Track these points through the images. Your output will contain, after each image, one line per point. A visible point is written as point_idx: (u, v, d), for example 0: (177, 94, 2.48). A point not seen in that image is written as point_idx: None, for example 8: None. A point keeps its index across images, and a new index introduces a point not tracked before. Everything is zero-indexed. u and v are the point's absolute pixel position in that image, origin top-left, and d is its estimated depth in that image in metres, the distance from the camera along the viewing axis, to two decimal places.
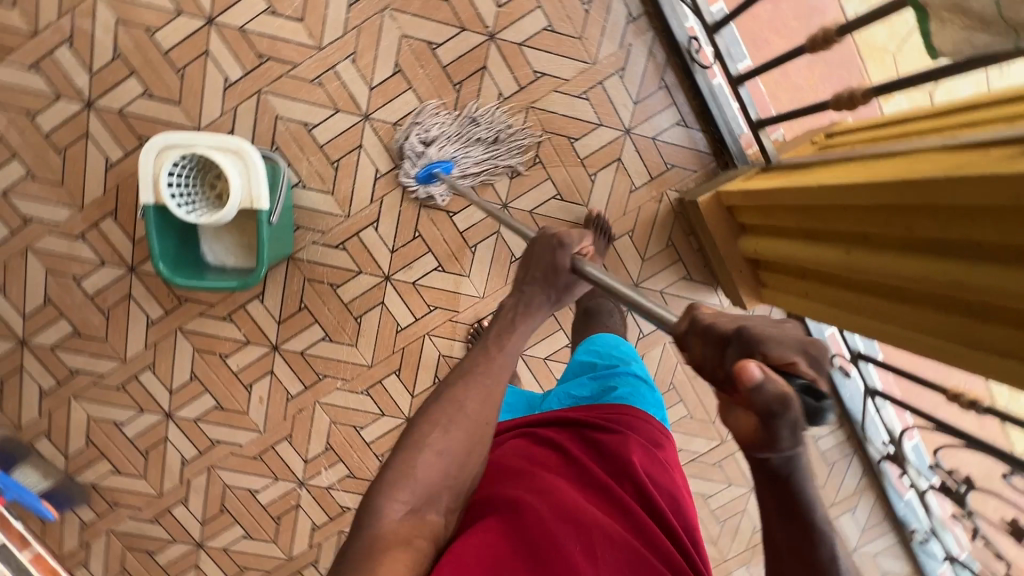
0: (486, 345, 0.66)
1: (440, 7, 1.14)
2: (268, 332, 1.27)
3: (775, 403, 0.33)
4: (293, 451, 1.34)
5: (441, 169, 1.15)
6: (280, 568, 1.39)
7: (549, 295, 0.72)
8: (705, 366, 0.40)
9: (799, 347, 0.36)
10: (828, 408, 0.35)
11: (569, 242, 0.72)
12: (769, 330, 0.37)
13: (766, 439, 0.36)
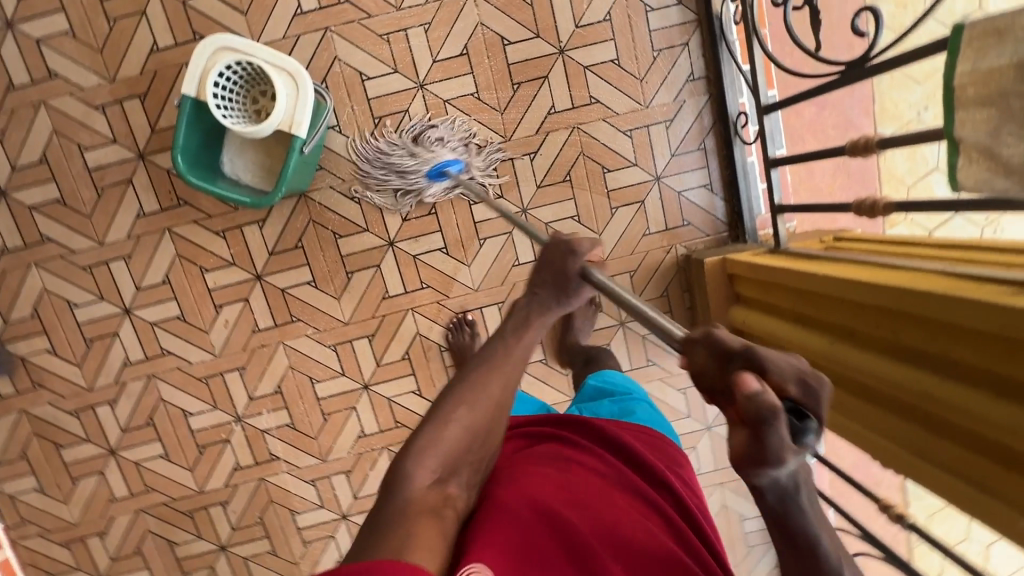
0: (504, 333, 0.67)
1: (522, 8, 1.17)
2: (256, 259, 1.25)
3: (761, 408, 0.36)
4: (241, 385, 1.30)
5: (452, 168, 1.18)
6: (188, 499, 1.34)
7: (555, 300, 0.70)
8: (706, 376, 0.43)
9: (794, 375, 0.40)
10: (811, 429, 0.38)
11: (581, 250, 0.70)
12: (773, 355, 0.40)
13: (751, 451, 0.37)
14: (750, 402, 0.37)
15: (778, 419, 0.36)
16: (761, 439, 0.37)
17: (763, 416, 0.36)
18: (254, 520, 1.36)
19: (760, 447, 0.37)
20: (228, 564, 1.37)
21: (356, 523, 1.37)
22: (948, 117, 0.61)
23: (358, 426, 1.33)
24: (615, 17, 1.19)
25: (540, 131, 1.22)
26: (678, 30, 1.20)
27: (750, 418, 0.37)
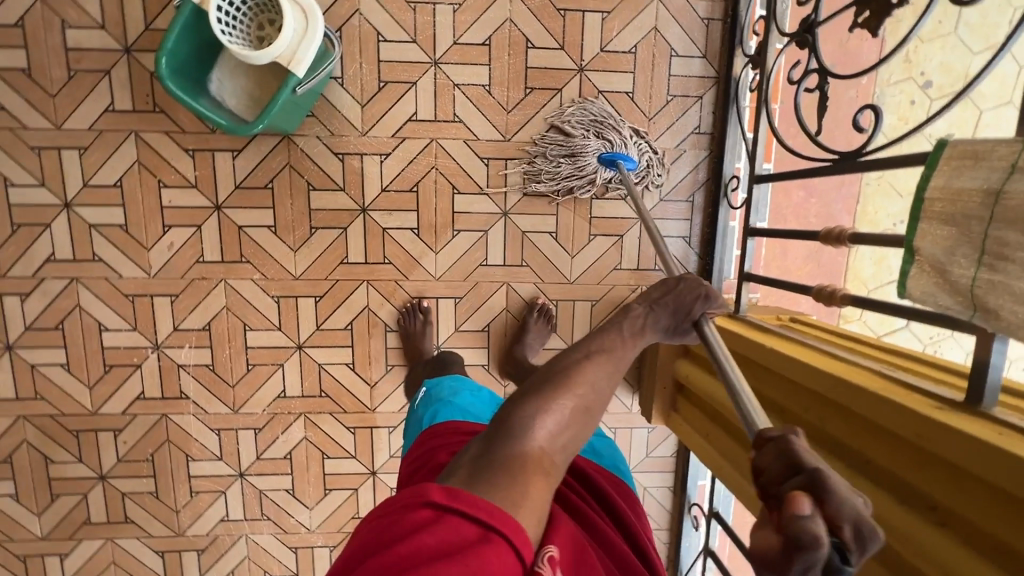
0: (620, 330, 0.68)
1: (555, 17, 1.17)
2: (219, 188, 1.18)
3: (803, 534, 0.35)
4: (168, 312, 1.22)
5: (624, 160, 1.09)
6: (78, 417, 1.25)
7: (667, 329, 0.72)
8: (769, 482, 0.41)
9: (851, 517, 0.38)
10: (842, 574, 0.37)
11: (712, 300, 0.74)
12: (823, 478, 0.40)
13: (772, 558, 0.36)
14: (802, 526, 0.36)
15: (823, 552, 0.35)
16: (790, 553, 0.36)
17: (810, 541, 0.35)
18: (144, 456, 1.28)
19: (784, 560, 0.36)
20: (102, 495, 1.28)
21: (252, 484, 1.31)
22: (913, 227, 0.63)
23: (280, 386, 1.27)
24: (640, 52, 1.19)
25: (540, 141, 1.21)
26: (696, 82, 1.21)
27: (797, 541, 0.35)
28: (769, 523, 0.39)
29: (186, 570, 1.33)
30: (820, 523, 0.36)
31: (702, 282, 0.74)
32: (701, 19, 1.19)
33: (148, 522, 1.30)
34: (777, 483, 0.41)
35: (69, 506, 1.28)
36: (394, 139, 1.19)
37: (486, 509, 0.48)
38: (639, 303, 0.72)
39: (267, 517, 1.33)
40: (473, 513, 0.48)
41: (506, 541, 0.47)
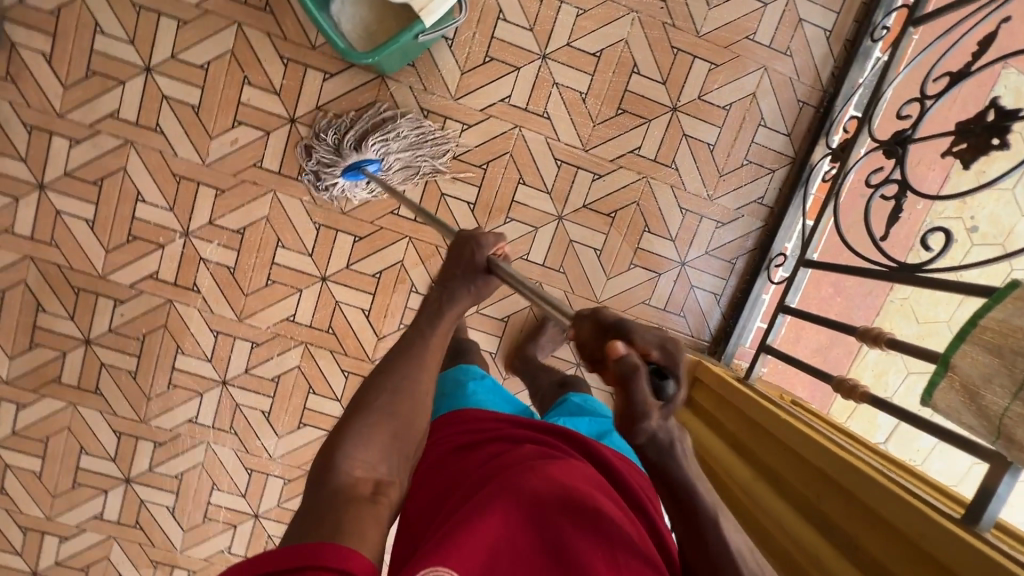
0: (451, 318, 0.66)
1: (667, 52, 1.20)
2: (300, 104, 1.19)
3: (624, 369, 0.46)
4: (208, 204, 1.22)
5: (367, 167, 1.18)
6: (85, 276, 1.23)
7: (466, 287, 0.69)
8: (587, 345, 0.52)
9: (657, 343, 0.50)
10: (668, 382, 0.49)
11: (486, 241, 0.71)
12: (637, 323, 0.50)
13: (623, 404, 0.47)
14: (618, 359, 0.46)
15: (639, 374, 0.46)
16: (626, 392, 0.46)
17: (628, 370, 0.46)
18: (136, 334, 1.26)
19: (630, 400, 0.47)
20: (81, 360, 1.26)
21: (231, 395, 1.30)
22: (955, 346, 0.67)
23: (291, 309, 1.27)
24: (733, 112, 1.24)
25: (614, 161, 1.24)
26: (774, 156, 1.26)
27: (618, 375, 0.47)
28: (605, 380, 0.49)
29: (137, 458, 1.31)
30: (635, 355, 0.47)
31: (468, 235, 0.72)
32: (798, 100, 1.24)
33: (116, 400, 1.28)
34: (594, 344, 0.51)
35: (45, 358, 1.26)
36: (481, 113, 1.21)
37: (302, 552, 0.42)
38: (431, 287, 0.71)
39: (234, 431, 1.31)
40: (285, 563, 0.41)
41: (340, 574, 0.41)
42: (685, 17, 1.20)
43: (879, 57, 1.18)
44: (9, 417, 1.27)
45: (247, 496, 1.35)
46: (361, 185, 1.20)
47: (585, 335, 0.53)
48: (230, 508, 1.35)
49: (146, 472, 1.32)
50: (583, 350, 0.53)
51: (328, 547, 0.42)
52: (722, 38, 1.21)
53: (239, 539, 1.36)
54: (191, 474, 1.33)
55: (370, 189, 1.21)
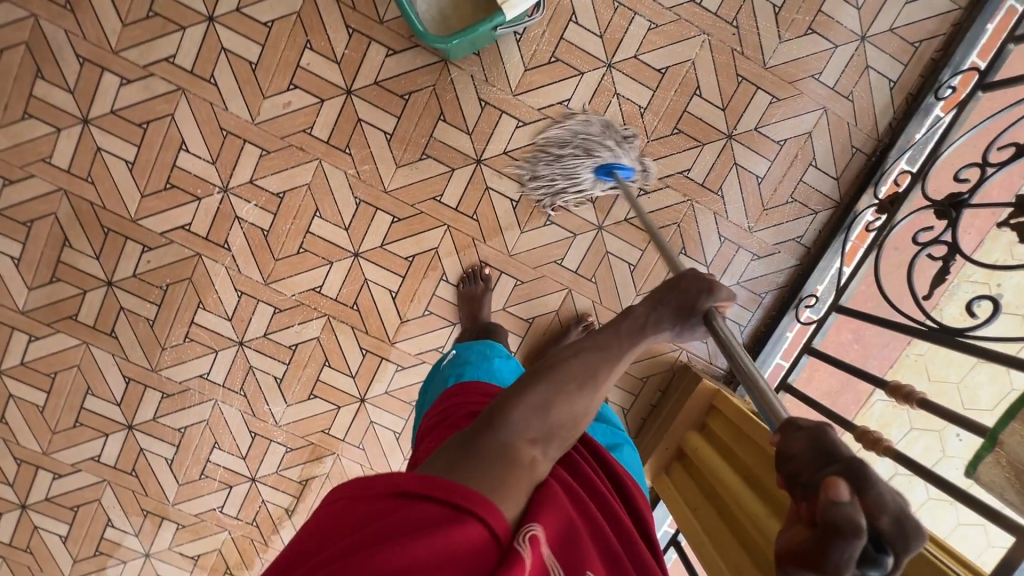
0: (619, 338, 0.66)
1: (731, 80, 1.20)
2: (359, 76, 1.17)
3: (844, 522, 0.37)
4: (252, 164, 1.20)
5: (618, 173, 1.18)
6: (116, 217, 1.21)
7: (675, 327, 0.70)
8: (797, 464, 0.44)
9: (895, 511, 0.39)
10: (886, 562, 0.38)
11: (719, 291, 0.70)
12: (884, 482, 0.40)
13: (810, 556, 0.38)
14: (837, 512, 0.38)
15: (857, 542, 0.37)
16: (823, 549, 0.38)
17: (848, 529, 0.37)
18: (159, 283, 1.25)
19: (824, 559, 0.38)
20: (101, 300, 1.25)
21: (246, 357, 1.29)
22: (1002, 421, 0.67)
23: (318, 280, 1.26)
24: (786, 148, 1.24)
25: (662, 179, 1.24)
26: (818, 197, 1.26)
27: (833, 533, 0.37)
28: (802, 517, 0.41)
29: (142, 406, 1.30)
30: (859, 511, 0.38)
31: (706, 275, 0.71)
32: (852, 146, 1.24)
33: (130, 345, 1.27)
34: (811, 470, 0.43)
35: (64, 294, 1.24)
36: (538, 113, 1.20)
37: (462, 493, 0.47)
38: (642, 306, 0.70)
39: (244, 393, 1.31)
40: (435, 493, 0.46)
41: (483, 526, 0.45)
42: (755, 47, 1.19)
43: (939, 116, 1.19)
44: (19, 348, 1.26)
45: (247, 459, 1.34)
46: (607, 184, 1.20)
47: (802, 449, 0.45)
48: (228, 468, 1.35)
49: (150, 421, 1.31)
50: (783, 465, 0.45)
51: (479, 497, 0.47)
52: (787, 73, 1.20)
53: (233, 499, 1.36)
54: (195, 430, 1.32)
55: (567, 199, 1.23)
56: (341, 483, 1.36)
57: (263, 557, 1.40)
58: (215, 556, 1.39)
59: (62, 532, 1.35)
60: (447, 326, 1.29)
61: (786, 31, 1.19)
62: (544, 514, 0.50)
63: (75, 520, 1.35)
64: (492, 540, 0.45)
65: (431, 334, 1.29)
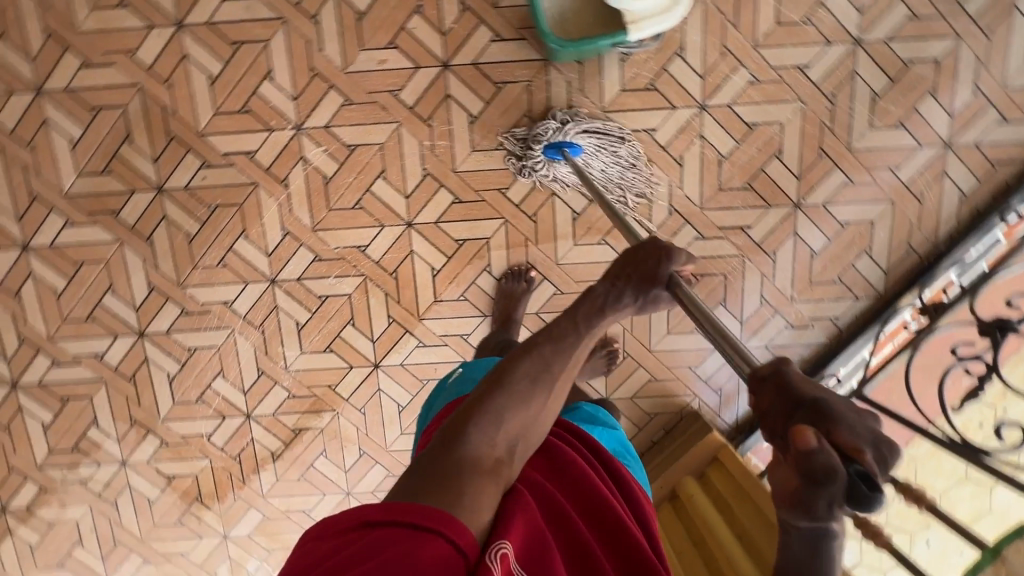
0: (577, 325, 0.66)
1: (813, 152, 1.22)
2: (459, 53, 1.17)
3: (820, 469, 0.38)
4: (331, 110, 1.19)
5: (569, 150, 1.18)
6: (184, 127, 1.20)
7: (635, 297, 0.69)
8: (768, 413, 0.46)
9: (871, 442, 0.40)
10: (877, 498, 0.38)
11: (678, 255, 0.68)
12: (848, 417, 0.41)
13: (801, 499, 0.41)
14: (813, 456, 0.39)
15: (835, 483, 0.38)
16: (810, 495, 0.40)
17: (824, 475, 0.39)
18: (208, 202, 1.24)
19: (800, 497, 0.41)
20: (147, 203, 1.24)
21: (273, 295, 1.28)
22: None
23: (365, 240, 1.25)
24: (847, 230, 1.25)
25: (721, 229, 1.25)
26: (864, 285, 1.28)
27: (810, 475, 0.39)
28: (785, 460, 0.43)
29: (159, 317, 1.29)
30: (832, 452, 0.39)
31: (663, 242, 0.69)
32: (908, 245, 1.26)
33: (163, 255, 1.26)
34: (783, 422, 0.44)
35: (112, 189, 1.23)
36: (622, 134, 1.20)
37: (424, 513, 0.49)
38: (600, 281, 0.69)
39: (262, 330, 1.30)
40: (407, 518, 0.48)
41: (451, 544, 0.47)
42: (845, 127, 1.21)
43: (999, 239, 1.20)
44: (53, 230, 1.24)
45: (248, 395, 1.34)
46: (560, 165, 1.19)
47: (772, 403, 0.46)
48: (227, 398, 1.34)
49: (162, 334, 1.30)
50: (764, 423, 0.46)
51: (446, 515, 0.49)
52: (867, 161, 1.22)
53: (223, 430, 1.36)
54: (204, 354, 1.31)
55: (568, 176, 1.21)
56: (333, 441, 1.36)
57: (237, 494, 1.39)
58: (190, 481, 1.38)
59: (46, 419, 1.34)
60: (477, 316, 1.30)
61: (878, 120, 1.20)
62: (511, 531, 0.51)
63: (62, 411, 1.34)
64: (460, 557, 0.47)
65: (460, 319, 1.29)
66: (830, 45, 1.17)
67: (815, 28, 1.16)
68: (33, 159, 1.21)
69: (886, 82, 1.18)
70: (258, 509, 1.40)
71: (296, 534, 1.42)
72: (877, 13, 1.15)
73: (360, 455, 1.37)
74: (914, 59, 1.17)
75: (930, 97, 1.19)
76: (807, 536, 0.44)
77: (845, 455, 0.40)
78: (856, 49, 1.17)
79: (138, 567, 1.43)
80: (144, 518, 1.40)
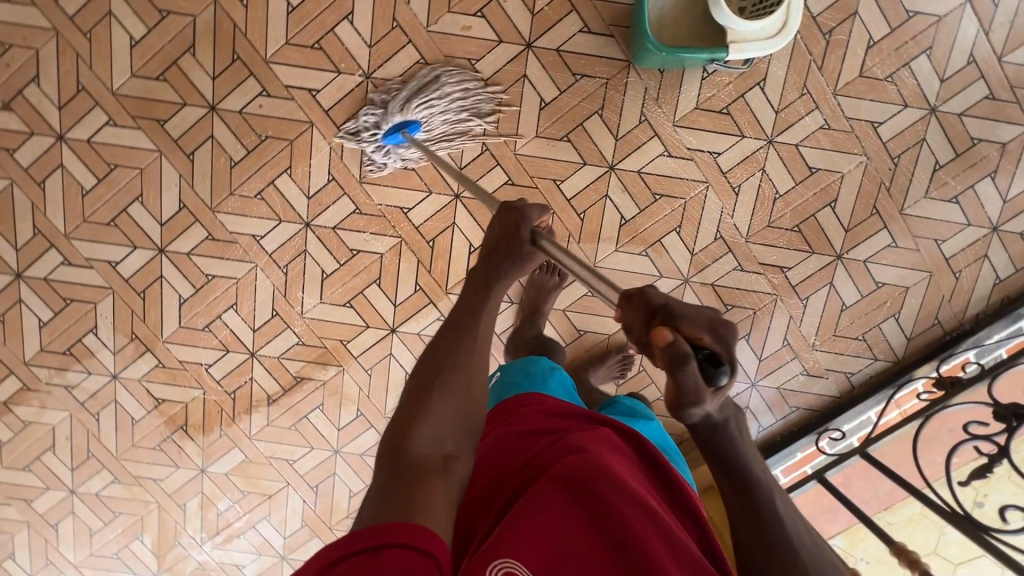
0: (472, 303, 0.65)
1: (867, 208, 1.22)
2: (544, 36, 1.15)
3: (680, 351, 0.47)
4: (403, 65, 1.17)
5: (407, 129, 1.17)
6: (250, 50, 1.16)
7: (514, 267, 0.67)
8: (636, 328, 0.54)
9: (706, 326, 0.50)
10: (722, 369, 0.48)
11: (530, 214, 0.69)
12: (686, 310, 0.51)
13: (678, 392, 0.48)
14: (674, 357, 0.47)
15: (689, 365, 0.47)
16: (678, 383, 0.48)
17: (677, 360, 0.47)
18: (259, 131, 1.20)
19: (681, 389, 0.48)
20: (196, 119, 1.20)
21: (304, 239, 1.25)
22: None
23: (408, 202, 1.23)
24: (880, 291, 1.26)
25: (761, 265, 1.25)
26: (885, 347, 1.29)
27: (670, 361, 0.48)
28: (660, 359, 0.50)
29: (183, 238, 1.25)
30: (683, 340, 0.48)
31: (513, 206, 0.70)
32: (935, 317, 1.27)
33: (200, 175, 1.22)
34: (642, 325, 0.53)
35: (163, 96, 1.19)
36: (686, 151, 1.19)
37: (378, 531, 0.44)
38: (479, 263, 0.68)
39: (285, 271, 1.27)
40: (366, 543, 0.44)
41: (416, 550, 0.43)
42: (902, 190, 1.21)
43: None
44: (93, 126, 1.20)
45: (256, 334, 1.30)
46: (404, 147, 1.18)
47: (634, 318, 0.54)
48: (234, 333, 1.31)
49: (182, 255, 1.26)
50: (631, 332, 0.54)
51: (419, 533, 0.44)
52: (916, 227, 1.23)
53: (224, 363, 1.32)
54: (220, 283, 1.28)
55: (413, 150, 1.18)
56: (332, 396, 1.34)
57: (224, 430, 1.36)
58: (179, 408, 1.35)
59: (43, 316, 1.29)
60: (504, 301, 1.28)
61: (934, 190, 1.21)
62: (514, 538, 0.45)
63: (63, 312, 1.29)
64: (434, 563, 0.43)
65: None
66: (906, 108, 1.17)
67: (896, 88, 1.16)
68: (88, 48, 1.17)
69: (950, 155, 1.19)
70: (241, 449, 1.37)
71: (275, 483, 1.39)
72: (958, 86, 1.16)
73: (357, 415, 1.35)
74: (982, 139, 1.19)
75: (988, 178, 1.20)
76: (704, 432, 0.52)
77: (693, 344, 0.50)
78: (930, 117, 1.18)
79: (107, 484, 1.39)
80: (123, 436, 1.37)
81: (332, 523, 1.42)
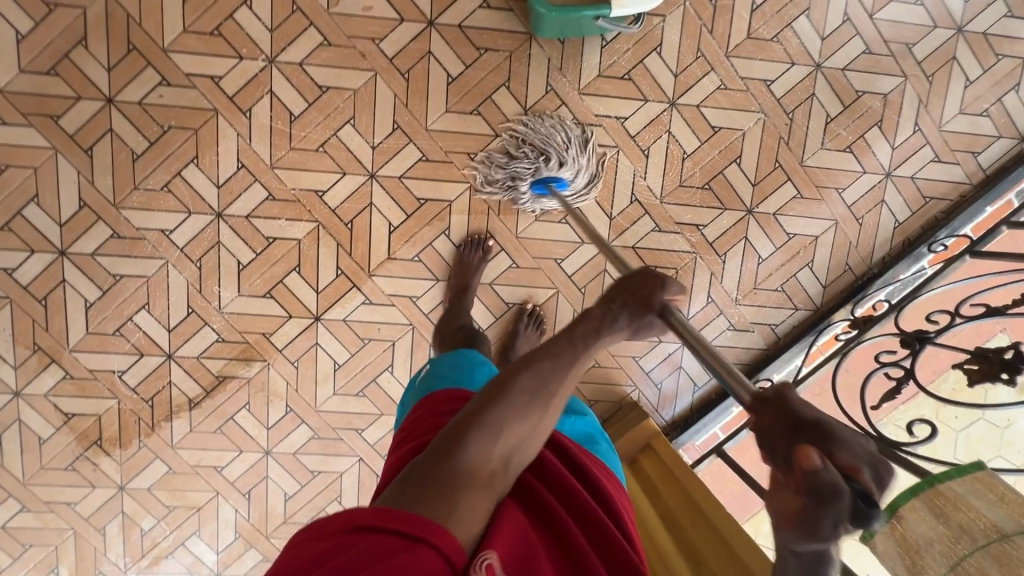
0: (571, 344, 0.61)
1: (770, 163, 1.28)
2: (446, 13, 1.18)
3: (828, 484, 0.37)
4: (308, 48, 1.17)
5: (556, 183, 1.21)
6: (147, 40, 1.14)
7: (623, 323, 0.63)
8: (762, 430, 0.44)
9: (865, 458, 0.39)
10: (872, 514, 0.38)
11: (670, 284, 0.63)
12: (842, 431, 0.40)
13: (809, 523, 0.38)
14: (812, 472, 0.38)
15: (839, 502, 0.37)
16: (815, 508, 0.37)
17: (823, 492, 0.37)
18: (161, 122, 1.17)
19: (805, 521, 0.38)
20: (93, 113, 1.16)
21: (216, 230, 1.21)
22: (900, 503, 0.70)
23: (323, 185, 1.21)
24: (792, 242, 1.31)
25: (678, 224, 1.28)
26: (803, 297, 1.34)
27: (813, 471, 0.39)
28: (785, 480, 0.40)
29: (85, 238, 1.20)
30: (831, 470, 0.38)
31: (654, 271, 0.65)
32: (846, 263, 1.33)
33: (101, 171, 1.18)
34: (785, 440, 0.42)
35: (57, 91, 1.15)
36: (594, 117, 1.23)
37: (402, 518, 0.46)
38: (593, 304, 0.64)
39: (199, 265, 1.22)
40: (389, 524, 0.46)
41: (435, 550, 0.45)
42: (800, 143, 1.28)
43: (925, 266, 1.29)
44: None
45: (172, 334, 1.24)
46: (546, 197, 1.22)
47: (772, 422, 0.43)
48: (147, 334, 1.24)
49: (86, 255, 1.20)
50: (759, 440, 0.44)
51: (437, 523, 0.47)
52: (818, 178, 1.29)
53: (138, 368, 1.25)
54: (130, 282, 1.22)
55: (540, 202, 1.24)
56: (258, 394, 1.28)
57: (143, 442, 1.28)
58: (91, 422, 1.26)
59: None
60: (429, 280, 1.27)
61: (829, 142, 1.28)
62: (497, 540, 0.50)
63: None
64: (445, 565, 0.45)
65: (411, 281, 1.26)
66: (794, 65, 1.24)
67: (782, 47, 1.24)
68: None
69: (839, 107, 1.27)
70: (164, 461, 1.29)
71: (203, 493, 1.31)
72: (837, 43, 1.24)
73: (286, 412, 1.29)
74: (865, 91, 1.27)
75: (876, 128, 1.28)
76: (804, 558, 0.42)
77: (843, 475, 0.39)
78: (816, 73, 1.25)
79: (15, 514, 1.28)
80: (30, 457, 1.27)
81: (269, 530, 1.34)
